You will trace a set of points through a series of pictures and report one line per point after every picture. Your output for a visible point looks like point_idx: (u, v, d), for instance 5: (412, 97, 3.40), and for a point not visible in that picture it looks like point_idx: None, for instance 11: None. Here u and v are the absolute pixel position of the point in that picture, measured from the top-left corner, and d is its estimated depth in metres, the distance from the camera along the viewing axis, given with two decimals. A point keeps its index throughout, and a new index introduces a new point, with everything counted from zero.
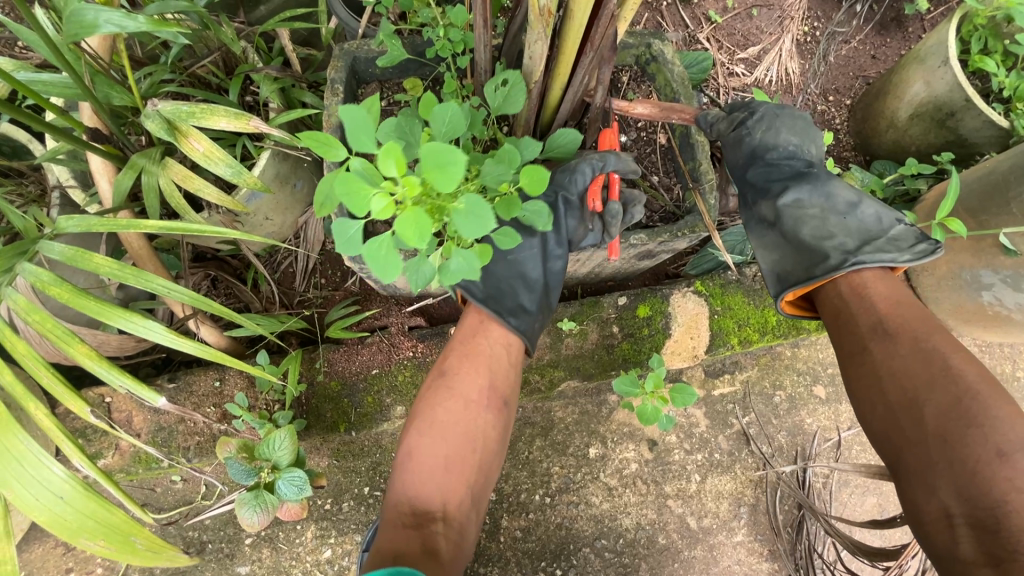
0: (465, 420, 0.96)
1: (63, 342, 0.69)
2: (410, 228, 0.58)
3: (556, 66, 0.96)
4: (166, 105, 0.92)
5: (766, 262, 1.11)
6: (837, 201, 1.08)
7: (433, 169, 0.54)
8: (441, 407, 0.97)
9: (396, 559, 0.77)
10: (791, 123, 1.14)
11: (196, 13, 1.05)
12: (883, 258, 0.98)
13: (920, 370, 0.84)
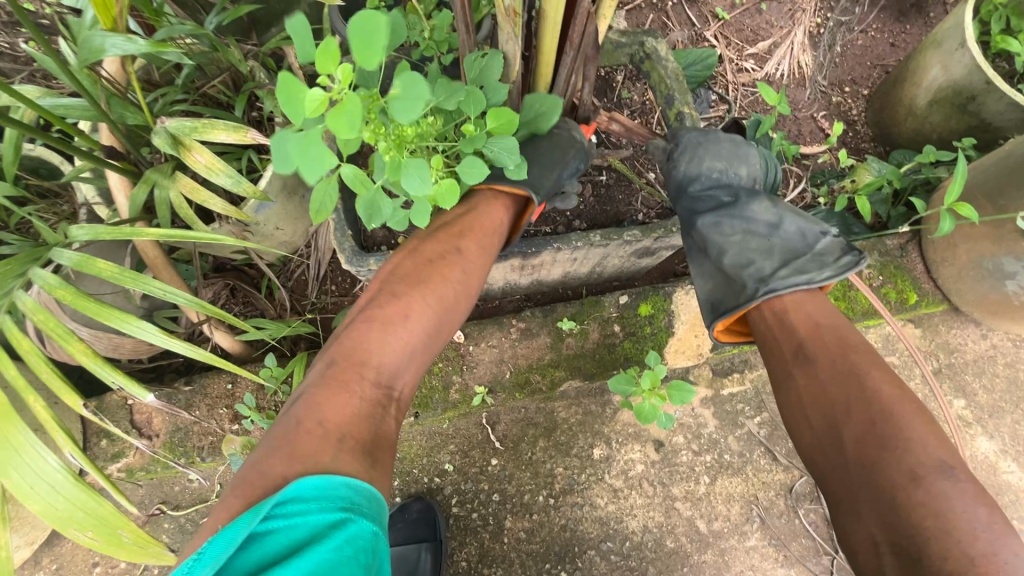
0: (456, 299, 0.93)
1: (64, 342, 0.75)
2: (343, 117, 0.58)
3: (538, 67, 0.97)
4: (172, 121, 0.98)
5: (702, 290, 1.09)
6: (757, 223, 1.07)
7: (361, 52, 0.57)
8: (445, 279, 0.92)
9: (341, 440, 0.75)
10: (718, 151, 1.08)
11: (204, 36, 1.12)
12: (798, 281, 0.97)
13: (838, 393, 0.81)
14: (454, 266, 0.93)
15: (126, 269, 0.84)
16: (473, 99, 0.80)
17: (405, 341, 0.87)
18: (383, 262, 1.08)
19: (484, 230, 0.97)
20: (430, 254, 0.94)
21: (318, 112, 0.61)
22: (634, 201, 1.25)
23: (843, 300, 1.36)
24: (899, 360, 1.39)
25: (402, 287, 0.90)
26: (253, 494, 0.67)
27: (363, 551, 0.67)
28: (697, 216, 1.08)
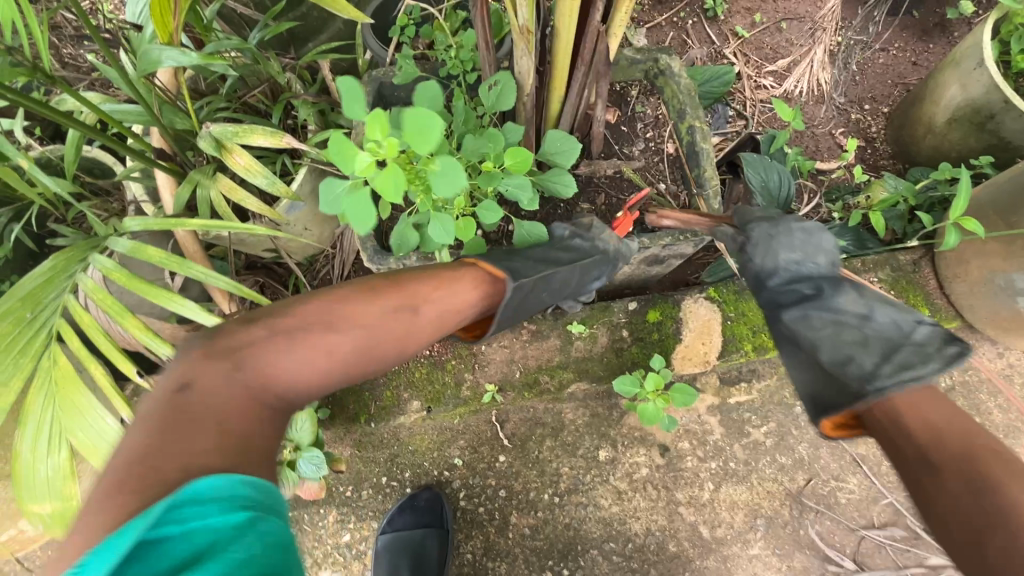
0: (397, 345, 0.86)
1: (120, 316, 0.83)
2: (387, 184, 0.79)
3: (552, 81, 1.04)
4: (216, 126, 1.08)
5: (800, 384, 1.04)
6: (848, 315, 1.03)
7: (413, 133, 0.72)
8: (389, 318, 0.86)
9: (219, 430, 0.62)
10: (787, 239, 1.10)
11: (247, 50, 1.22)
12: (906, 374, 0.89)
13: (976, 502, 0.71)
14: (406, 308, 0.88)
15: (173, 256, 0.93)
16: (494, 141, 0.94)
17: (314, 356, 0.76)
18: (403, 261, 1.15)
19: (448, 284, 0.95)
20: (379, 289, 0.89)
21: (365, 172, 0.79)
22: (644, 210, 1.29)
23: None
24: None
25: (336, 305, 0.83)
26: (144, 489, 0.54)
27: (278, 549, 0.56)
28: (781, 310, 1.08)
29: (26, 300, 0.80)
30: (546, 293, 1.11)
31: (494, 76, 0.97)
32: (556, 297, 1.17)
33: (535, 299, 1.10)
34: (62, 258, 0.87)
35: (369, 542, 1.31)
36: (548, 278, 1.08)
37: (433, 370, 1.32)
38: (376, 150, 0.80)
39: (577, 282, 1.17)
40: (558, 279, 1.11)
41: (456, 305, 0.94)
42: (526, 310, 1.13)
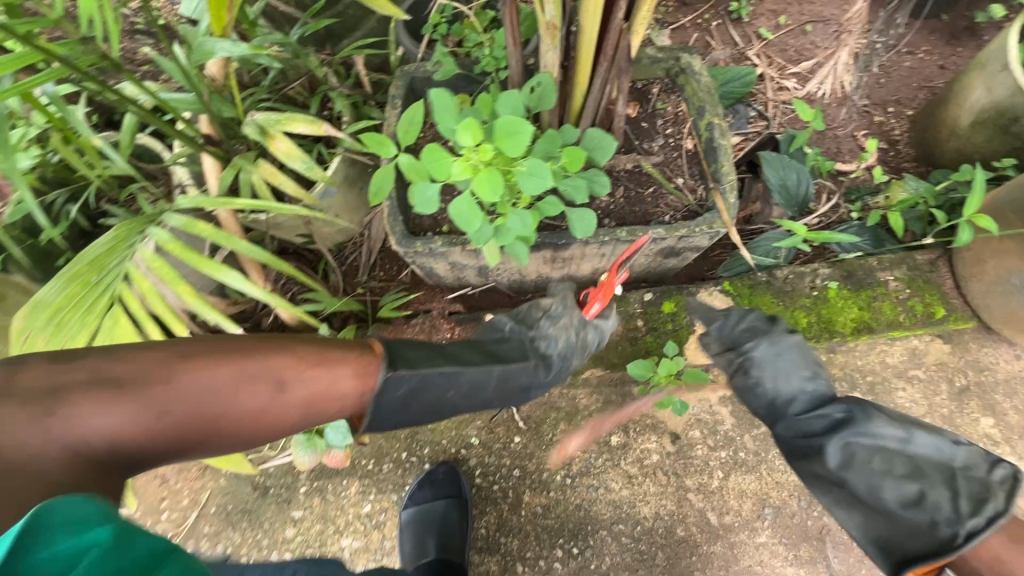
0: (247, 421, 0.86)
1: (173, 283, 0.90)
2: (484, 183, 0.91)
3: (575, 76, 1.09)
4: (261, 115, 1.16)
5: (853, 526, 0.97)
6: (886, 439, 0.96)
7: (507, 137, 0.90)
8: (239, 392, 0.84)
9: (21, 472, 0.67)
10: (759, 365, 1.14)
11: (289, 45, 1.30)
12: (985, 510, 0.84)
13: None
14: (261, 384, 0.86)
15: (221, 231, 1.01)
16: (553, 142, 1.04)
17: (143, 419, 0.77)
18: (428, 245, 1.21)
19: (322, 365, 0.91)
20: (240, 357, 0.86)
21: (462, 174, 0.92)
22: (661, 203, 1.33)
23: (867, 310, 1.38)
24: (925, 374, 1.40)
25: (187, 368, 0.81)
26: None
27: (148, 556, 0.61)
28: (814, 445, 1.02)
29: (91, 265, 0.89)
30: (456, 390, 1.04)
31: (532, 82, 1.02)
32: (479, 401, 1.09)
33: (443, 396, 1.02)
34: (124, 228, 0.96)
35: (387, 513, 1.37)
36: (458, 374, 1.02)
37: None
38: (468, 156, 0.93)
39: (505, 381, 1.10)
40: (468, 377, 1.04)
41: (330, 387, 0.91)
42: (434, 413, 1.05)
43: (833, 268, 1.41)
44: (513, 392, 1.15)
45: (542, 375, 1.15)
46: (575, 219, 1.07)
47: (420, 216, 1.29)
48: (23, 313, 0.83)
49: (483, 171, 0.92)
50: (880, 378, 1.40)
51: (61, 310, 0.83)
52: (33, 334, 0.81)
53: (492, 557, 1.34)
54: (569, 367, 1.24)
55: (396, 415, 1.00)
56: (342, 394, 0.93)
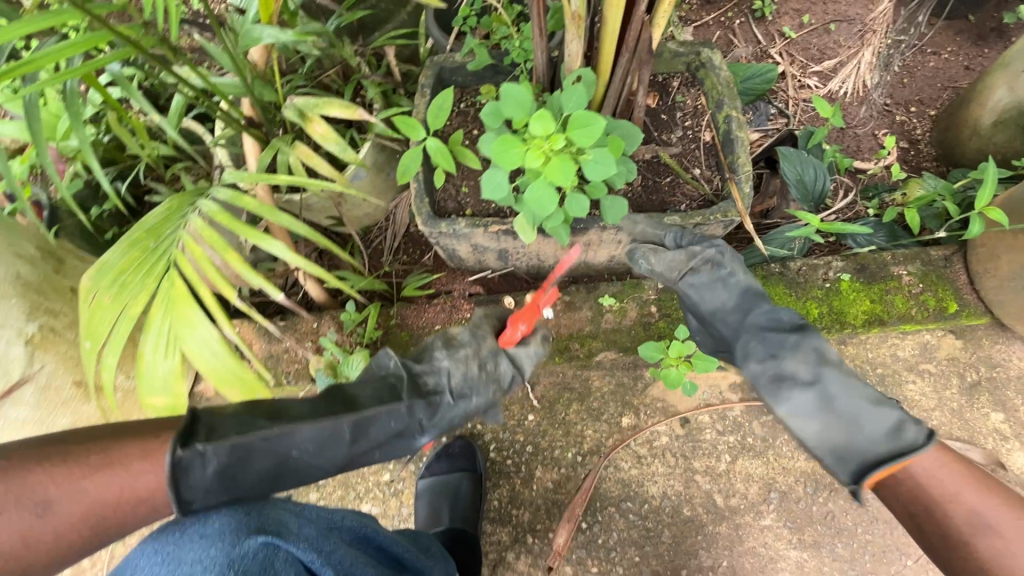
0: (21, 546, 0.74)
1: (223, 251, 0.96)
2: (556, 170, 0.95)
3: (598, 66, 1.14)
4: (300, 99, 1.23)
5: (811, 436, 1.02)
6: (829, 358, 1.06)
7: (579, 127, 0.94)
8: (12, 510, 0.73)
9: None
10: (715, 291, 1.17)
11: (326, 35, 1.38)
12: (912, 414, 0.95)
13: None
14: (36, 498, 0.75)
15: (266, 204, 1.07)
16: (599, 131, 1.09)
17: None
18: (452, 226, 1.27)
19: (119, 464, 0.80)
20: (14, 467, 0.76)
21: (534, 162, 0.96)
22: (678, 192, 1.37)
23: (879, 303, 1.41)
24: (936, 368, 1.42)
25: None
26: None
27: None
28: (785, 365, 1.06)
29: (149, 232, 0.96)
30: (299, 451, 0.92)
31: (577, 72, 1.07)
32: (335, 463, 0.95)
33: (281, 464, 0.91)
34: (177, 201, 1.04)
35: (405, 482, 1.44)
36: (289, 433, 0.91)
37: None
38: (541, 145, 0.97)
39: (359, 437, 0.96)
40: (305, 435, 0.91)
41: (130, 482, 0.80)
42: (284, 482, 0.92)
43: (846, 261, 1.44)
44: (384, 441, 1.00)
45: (420, 415, 1.02)
46: (607, 204, 1.09)
47: (444, 199, 1.35)
48: (89, 275, 0.90)
49: (554, 159, 0.96)
50: (891, 370, 1.42)
51: (123, 272, 0.91)
52: (99, 294, 0.89)
53: (504, 528, 1.39)
54: (469, 407, 1.09)
55: (227, 491, 0.87)
56: (157, 490, 0.82)
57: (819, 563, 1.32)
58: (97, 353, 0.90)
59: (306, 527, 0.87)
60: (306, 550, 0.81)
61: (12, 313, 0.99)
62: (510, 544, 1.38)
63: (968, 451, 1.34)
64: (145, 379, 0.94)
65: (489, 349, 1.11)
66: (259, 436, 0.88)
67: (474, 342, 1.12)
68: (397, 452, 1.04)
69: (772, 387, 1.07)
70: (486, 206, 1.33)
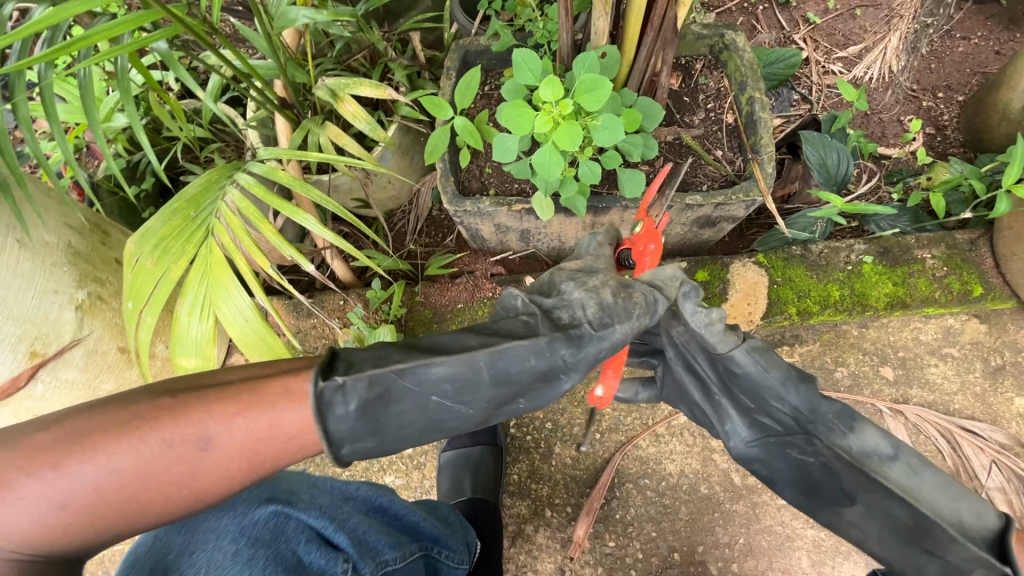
0: (187, 481, 0.77)
1: (258, 222, 1.00)
2: (564, 135, 0.96)
3: (623, 45, 1.16)
4: (331, 79, 1.27)
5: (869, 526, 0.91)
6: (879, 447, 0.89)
7: (588, 93, 0.94)
8: (178, 451, 0.76)
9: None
10: (772, 361, 0.97)
11: (356, 19, 1.42)
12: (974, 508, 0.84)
13: None
14: (195, 439, 0.77)
15: (298, 180, 1.12)
16: (616, 104, 1.07)
17: (85, 486, 0.72)
18: (477, 205, 1.30)
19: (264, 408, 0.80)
20: (176, 409, 0.78)
21: (543, 127, 0.98)
22: (699, 173, 1.39)
23: (902, 286, 1.40)
24: (959, 352, 1.41)
25: (128, 438, 0.74)
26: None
27: None
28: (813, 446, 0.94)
29: (190, 202, 1.00)
30: (438, 392, 0.86)
31: (602, 50, 1.09)
32: (476, 404, 0.88)
33: (422, 404, 0.86)
34: (216, 173, 1.07)
35: (428, 455, 1.48)
36: (427, 368, 0.84)
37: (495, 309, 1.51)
38: (550, 110, 0.98)
39: (501, 377, 0.88)
40: (443, 373, 0.85)
41: (276, 422, 0.80)
42: (432, 426, 0.88)
43: (869, 244, 1.43)
44: (527, 384, 0.91)
45: (564, 352, 0.90)
46: (625, 177, 1.12)
47: (469, 179, 1.38)
48: (134, 240, 0.94)
49: (563, 124, 0.96)
50: (912, 354, 1.42)
51: (165, 239, 0.95)
52: (142, 258, 0.93)
53: (523, 501, 1.43)
54: (613, 340, 0.94)
55: (373, 431, 0.83)
56: (303, 428, 0.81)
57: (837, 542, 1.33)
58: (138, 313, 0.94)
59: (318, 498, 0.95)
60: (317, 518, 0.89)
61: (64, 280, 1.05)
62: (529, 517, 1.42)
63: (990, 434, 1.34)
64: (178, 341, 0.98)
65: (619, 280, 0.99)
66: (395, 370, 0.82)
67: (603, 274, 1.02)
68: (533, 403, 0.94)
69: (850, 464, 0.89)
70: (509, 186, 1.36)
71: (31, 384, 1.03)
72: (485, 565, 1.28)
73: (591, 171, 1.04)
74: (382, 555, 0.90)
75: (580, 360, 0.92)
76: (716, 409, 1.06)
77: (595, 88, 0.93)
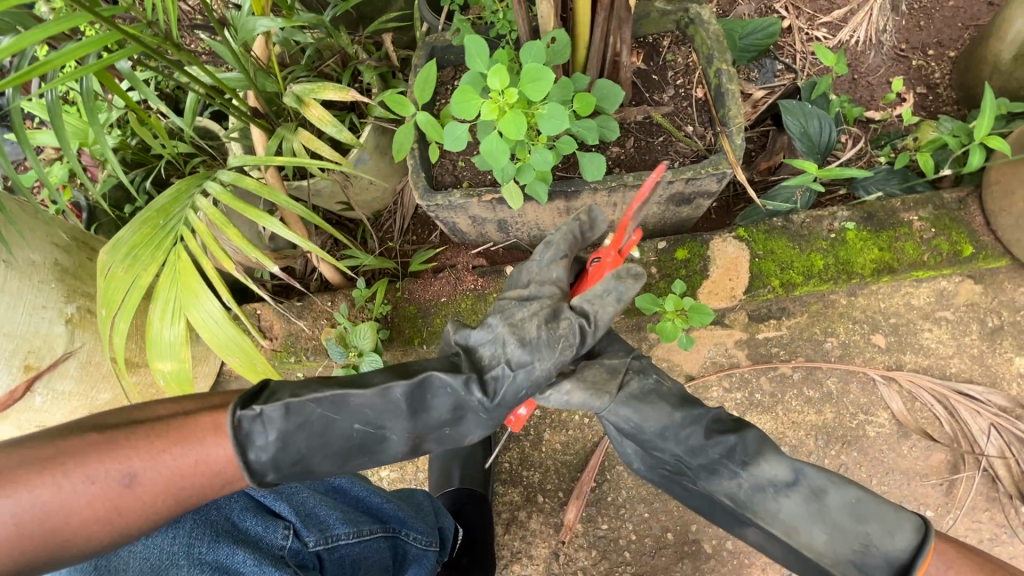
0: (111, 512, 0.82)
1: (224, 226, 1.04)
2: (510, 124, 0.97)
3: (577, 27, 1.16)
4: (297, 85, 1.30)
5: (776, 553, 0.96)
6: (770, 479, 0.93)
7: (530, 81, 0.95)
8: (107, 483, 0.82)
9: None
10: (655, 399, 1.00)
11: (323, 25, 1.45)
12: (882, 528, 0.88)
13: None
14: (124, 470, 0.83)
15: (263, 185, 1.14)
16: (568, 90, 1.06)
17: (10, 517, 0.77)
18: (448, 198, 1.31)
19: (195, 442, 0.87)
20: (106, 444, 0.84)
21: (489, 116, 0.99)
22: (670, 150, 1.37)
23: (888, 251, 1.37)
24: (954, 316, 1.37)
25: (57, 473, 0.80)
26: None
27: None
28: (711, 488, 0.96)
29: (160, 211, 1.05)
30: (358, 419, 0.93)
31: (552, 34, 1.08)
32: (390, 435, 0.95)
33: (343, 433, 0.93)
34: (186, 182, 1.11)
35: None
36: (341, 400, 0.93)
37: (477, 301, 1.52)
38: (496, 99, 0.99)
39: (415, 409, 0.95)
40: (359, 403, 0.93)
41: (204, 455, 0.87)
42: (353, 456, 0.95)
43: (852, 210, 1.40)
44: (445, 419, 0.97)
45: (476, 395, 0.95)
46: (586, 160, 1.12)
47: (442, 173, 1.39)
48: (105, 250, 0.99)
49: (509, 112, 0.98)
50: (904, 320, 1.38)
51: (136, 247, 0.99)
52: (114, 266, 0.97)
53: (515, 489, 1.44)
54: (534, 375, 0.96)
55: (299, 460, 0.91)
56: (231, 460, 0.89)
57: None
58: (111, 319, 0.97)
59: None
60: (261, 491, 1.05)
61: (52, 296, 1.10)
62: (522, 504, 1.43)
63: (988, 397, 1.30)
64: (154, 344, 1.02)
65: (553, 308, 0.99)
66: (310, 401, 0.91)
67: (544, 299, 1.02)
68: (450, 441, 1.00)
69: (751, 505, 0.94)
70: (481, 177, 1.37)
71: (29, 396, 1.09)
72: (469, 552, 1.35)
73: (544, 158, 1.05)
74: (332, 528, 1.04)
75: (499, 404, 0.96)
76: (616, 440, 1.06)
77: (535, 73, 0.95)
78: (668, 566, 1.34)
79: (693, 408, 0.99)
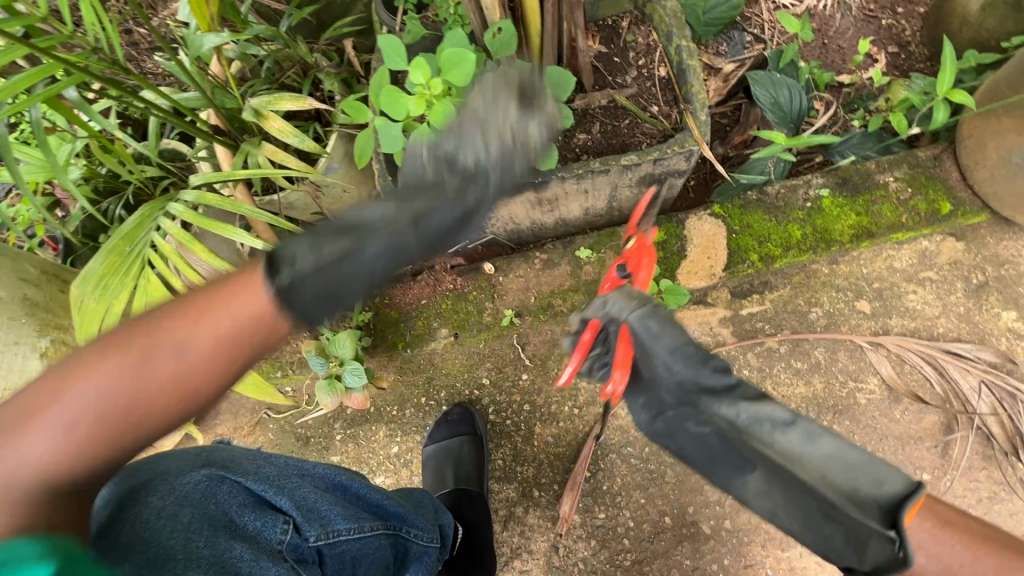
0: (136, 415, 0.69)
1: (191, 244, 1.04)
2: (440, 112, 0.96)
3: (528, 16, 1.14)
4: (255, 99, 1.29)
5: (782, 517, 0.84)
6: (770, 418, 0.89)
7: (452, 67, 0.95)
8: (120, 383, 0.68)
9: None
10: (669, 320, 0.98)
11: (278, 36, 1.43)
12: (871, 485, 0.81)
13: None
14: (140, 359, 0.70)
15: (228, 199, 1.12)
16: None
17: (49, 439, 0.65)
18: None
19: (212, 316, 0.73)
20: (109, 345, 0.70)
21: (418, 109, 0.98)
22: (637, 132, 1.36)
23: (865, 215, 1.35)
24: (938, 275, 1.35)
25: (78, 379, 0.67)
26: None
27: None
28: (710, 412, 0.91)
29: (125, 238, 1.05)
30: (379, 260, 0.85)
31: (496, 25, 1.07)
32: (407, 261, 0.90)
33: (366, 266, 0.84)
34: (149, 207, 1.11)
35: (414, 452, 1.51)
36: (359, 241, 0.83)
37: (458, 300, 1.51)
38: (423, 92, 0.99)
39: (429, 238, 0.90)
40: (382, 252, 0.85)
41: (222, 330, 0.73)
42: (358, 295, 0.86)
43: (826, 176, 1.38)
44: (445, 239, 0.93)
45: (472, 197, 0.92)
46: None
47: (410, 175, 1.38)
48: (75, 285, 0.98)
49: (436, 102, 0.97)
50: (887, 284, 1.36)
51: (104, 276, 0.99)
52: (86, 298, 0.97)
53: (511, 485, 1.44)
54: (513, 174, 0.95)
55: (324, 313, 0.82)
56: (266, 312, 0.77)
57: None
58: None
59: (264, 469, 0.96)
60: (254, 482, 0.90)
61: (25, 330, 1.11)
62: (518, 499, 1.42)
63: (978, 354, 1.29)
64: None
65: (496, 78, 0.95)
66: (338, 251, 0.81)
67: (496, 113, 0.93)
68: (457, 208, 0.91)
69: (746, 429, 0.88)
70: None
71: None
72: (468, 552, 1.35)
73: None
74: (332, 523, 0.93)
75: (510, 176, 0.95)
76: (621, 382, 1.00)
77: (459, 61, 0.95)
78: (668, 550, 1.32)
79: (706, 350, 0.95)
